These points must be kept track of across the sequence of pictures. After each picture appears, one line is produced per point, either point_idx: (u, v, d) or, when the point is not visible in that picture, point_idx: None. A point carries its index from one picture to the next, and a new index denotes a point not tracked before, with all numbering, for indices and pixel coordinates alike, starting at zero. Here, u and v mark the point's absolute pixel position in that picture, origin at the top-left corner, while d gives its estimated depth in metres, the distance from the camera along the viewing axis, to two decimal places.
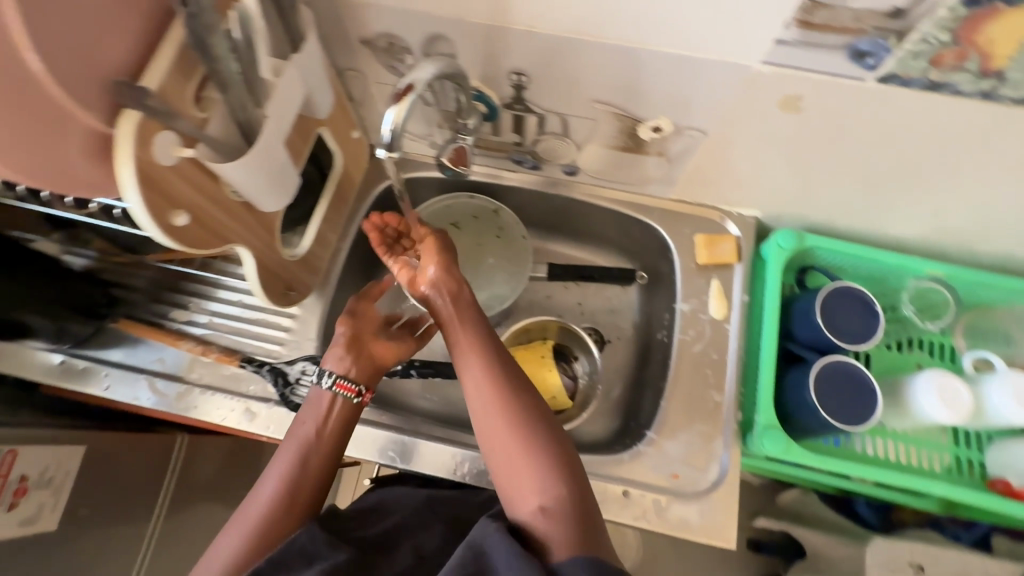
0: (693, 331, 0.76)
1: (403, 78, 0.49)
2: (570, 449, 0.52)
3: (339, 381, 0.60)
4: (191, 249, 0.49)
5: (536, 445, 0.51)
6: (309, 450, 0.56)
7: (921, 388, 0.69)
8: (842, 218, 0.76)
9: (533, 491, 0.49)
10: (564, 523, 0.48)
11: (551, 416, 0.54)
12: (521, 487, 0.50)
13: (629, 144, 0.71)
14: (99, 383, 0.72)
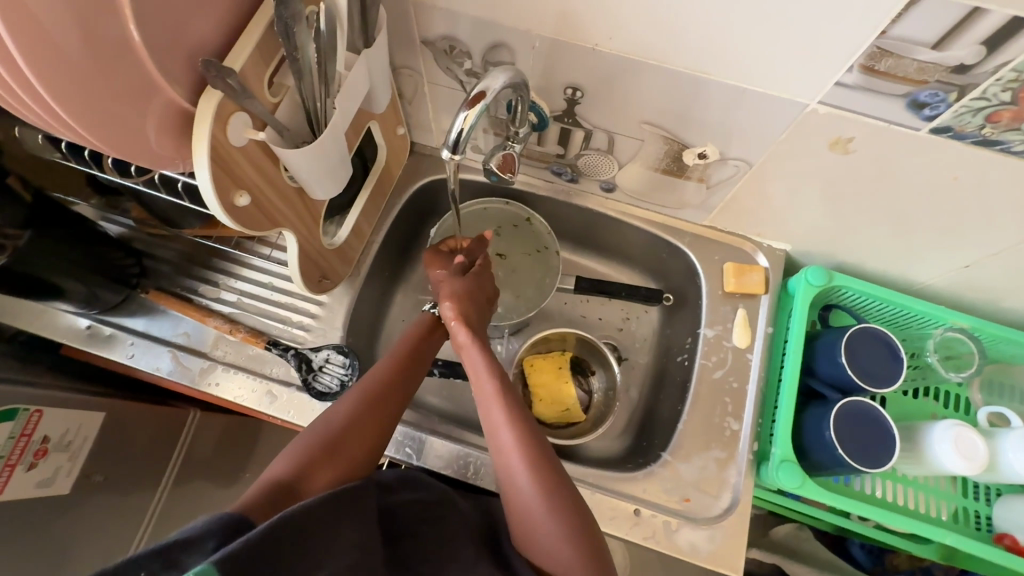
0: (715, 357, 0.77)
1: (476, 84, 0.50)
2: (594, 528, 0.54)
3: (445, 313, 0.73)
4: (246, 229, 0.50)
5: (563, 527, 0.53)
6: (379, 392, 0.61)
7: (937, 437, 0.70)
8: (871, 261, 0.77)
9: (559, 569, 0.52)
10: None
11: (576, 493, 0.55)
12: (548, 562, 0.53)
13: (672, 168, 0.72)
14: (124, 351, 0.73)
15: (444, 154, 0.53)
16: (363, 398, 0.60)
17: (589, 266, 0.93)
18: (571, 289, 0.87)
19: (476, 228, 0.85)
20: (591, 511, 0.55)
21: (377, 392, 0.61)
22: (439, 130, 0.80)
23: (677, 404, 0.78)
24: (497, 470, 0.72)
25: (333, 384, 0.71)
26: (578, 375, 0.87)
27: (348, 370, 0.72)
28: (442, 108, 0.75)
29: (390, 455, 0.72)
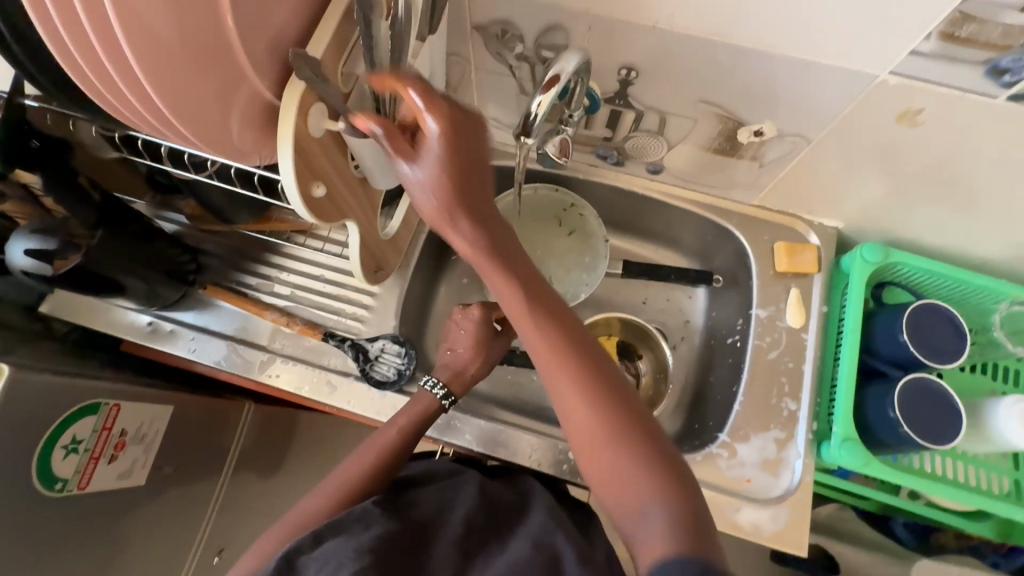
0: (769, 338, 0.76)
1: (551, 65, 0.52)
2: (675, 459, 0.44)
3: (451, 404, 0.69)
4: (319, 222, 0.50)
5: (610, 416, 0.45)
6: (375, 456, 0.62)
7: (1002, 413, 0.69)
8: (929, 236, 0.75)
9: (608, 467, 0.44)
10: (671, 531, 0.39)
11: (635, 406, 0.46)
12: (595, 465, 0.45)
13: (724, 146, 0.70)
14: (186, 346, 0.74)
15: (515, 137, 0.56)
16: (357, 465, 0.61)
17: (632, 251, 0.93)
18: (618, 273, 0.86)
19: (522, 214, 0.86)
20: (688, 477, 0.43)
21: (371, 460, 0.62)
22: (483, 118, 0.79)
23: (730, 386, 0.78)
24: (550, 454, 0.72)
25: (390, 373, 0.72)
26: (625, 360, 0.87)
27: (404, 360, 0.73)
28: (487, 95, 0.74)
29: (442, 439, 0.73)
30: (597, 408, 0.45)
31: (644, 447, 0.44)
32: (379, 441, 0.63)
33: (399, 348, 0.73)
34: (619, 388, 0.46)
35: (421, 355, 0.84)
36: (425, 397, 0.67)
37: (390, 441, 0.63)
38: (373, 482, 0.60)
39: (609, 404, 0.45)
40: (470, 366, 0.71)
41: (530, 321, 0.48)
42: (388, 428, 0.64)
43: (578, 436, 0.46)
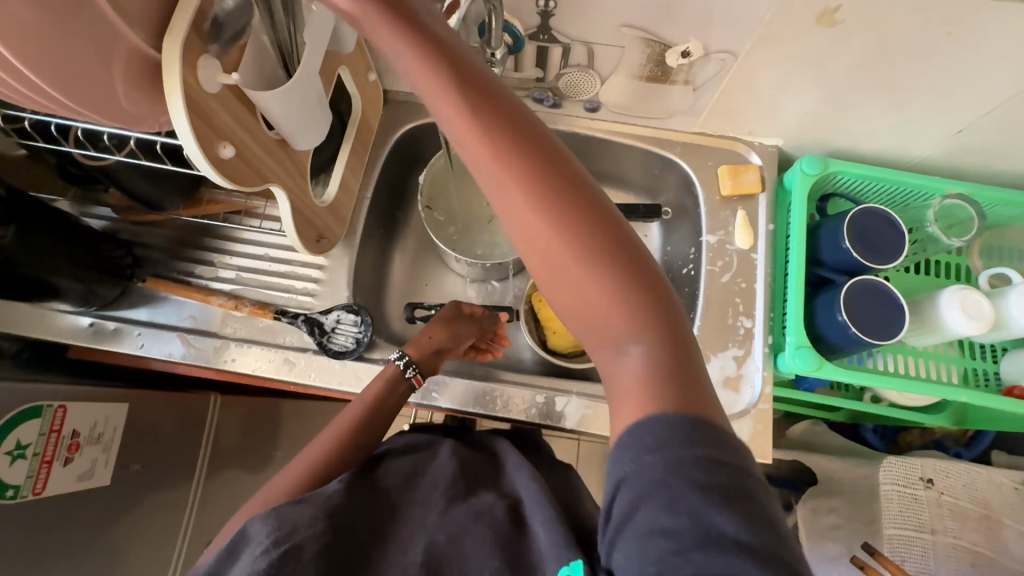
0: (721, 262, 0.77)
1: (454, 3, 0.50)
2: (649, 276, 0.37)
3: (416, 375, 0.67)
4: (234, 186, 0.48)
5: (574, 229, 0.36)
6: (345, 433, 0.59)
7: (944, 302, 0.72)
8: (865, 143, 0.76)
9: (579, 288, 0.37)
10: (659, 372, 0.36)
11: (606, 212, 0.38)
12: (562, 288, 0.38)
13: (656, 73, 0.69)
14: (133, 343, 0.72)
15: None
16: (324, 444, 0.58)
17: None
18: None
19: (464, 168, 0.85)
20: (664, 302, 0.37)
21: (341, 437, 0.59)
22: None
23: (689, 314, 0.80)
24: (516, 400, 0.73)
25: (349, 343, 0.72)
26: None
27: (361, 329, 0.72)
28: None
29: (418, 402, 0.73)
30: (594, 287, 0.37)
31: (609, 260, 0.36)
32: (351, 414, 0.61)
33: (355, 317, 0.72)
34: (639, 276, 0.37)
35: (383, 324, 0.83)
36: (388, 368, 0.66)
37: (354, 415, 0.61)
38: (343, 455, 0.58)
39: (604, 264, 0.36)
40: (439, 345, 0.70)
41: (480, 138, 0.37)
42: (376, 381, 0.64)
43: (572, 313, 0.38)
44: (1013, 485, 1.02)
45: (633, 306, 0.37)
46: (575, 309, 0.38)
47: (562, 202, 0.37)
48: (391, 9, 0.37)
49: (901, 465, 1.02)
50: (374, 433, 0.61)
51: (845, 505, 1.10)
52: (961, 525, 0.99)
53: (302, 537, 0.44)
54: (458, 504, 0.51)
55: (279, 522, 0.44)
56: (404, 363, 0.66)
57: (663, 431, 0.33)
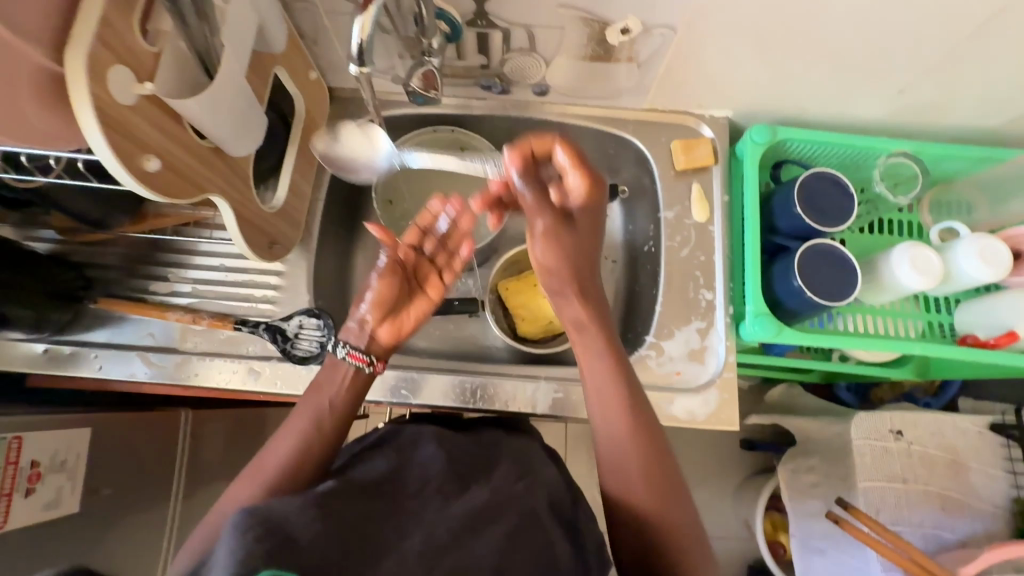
0: (679, 237, 0.78)
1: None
2: (668, 472, 0.55)
3: (350, 352, 0.62)
4: (168, 198, 0.47)
5: (643, 452, 0.55)
6: (322, 427, 0.58)
7: (895, 259, 0.73)
8: (810, 108, 0.77)
9: (632, 479, 0.54)
10: (656, 504, 0.54)
11: (658, 439, 0.56)
12: (626, 478, 0.55)
13: (600, 52, 0.69)
14: (91, 365, 0.70)
15: (353, 69, 0.51)
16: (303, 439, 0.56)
17: None
18: None
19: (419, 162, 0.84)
20: (676, 481, 0.56)
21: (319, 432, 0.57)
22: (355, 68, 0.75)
23: (652, 291, 0.80)
24: (486, 391, 0.73)
25: (313, 348, 0.71)
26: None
27: (324, 331, 0.72)
28: (350, 41, 0.70)
29: (391, 401, 0.73)
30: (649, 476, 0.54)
31: (647, 448, 0.55)
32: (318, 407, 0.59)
33: (317, 320, 0.71)
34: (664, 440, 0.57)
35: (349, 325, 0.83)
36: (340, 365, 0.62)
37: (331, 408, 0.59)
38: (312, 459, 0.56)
39: (645, 453, 0.55)
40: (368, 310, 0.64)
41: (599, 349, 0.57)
42: (338, 372, 0.62)
43: (630, 464, 0.55)
44: (977, 430, 1.06)
45: (666, 503, 0.54)
46: (625, 484, 0.55)
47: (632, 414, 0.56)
48: (556, 225, 0.55)
49: (871, 420, 1.03)
50: (342, 424, 0.59)
51: (821, 462, 1.13)
52: (930, 472, 1.02)
53: (291, 530, 0.41)
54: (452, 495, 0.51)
55: (263, 516, 0.41)
56: (342, 351, 0.62)
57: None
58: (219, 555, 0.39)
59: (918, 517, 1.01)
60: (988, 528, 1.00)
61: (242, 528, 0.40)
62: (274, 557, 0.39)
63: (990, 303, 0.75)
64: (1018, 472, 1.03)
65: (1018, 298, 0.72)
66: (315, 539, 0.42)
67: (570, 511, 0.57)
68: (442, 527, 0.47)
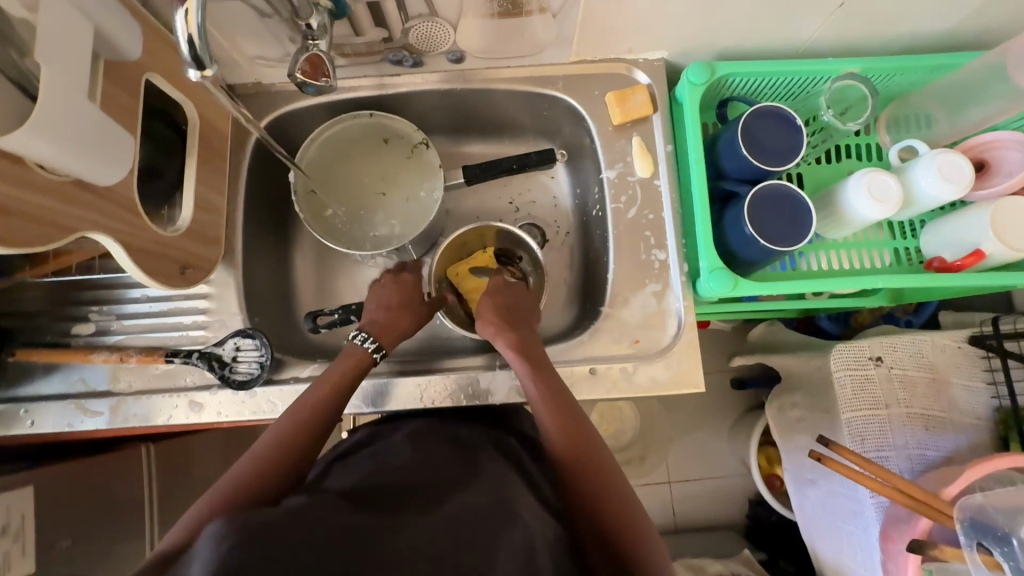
0: (625, 197, 0.73)
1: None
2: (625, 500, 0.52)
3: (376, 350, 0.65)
4: (17, 247, 0.42)
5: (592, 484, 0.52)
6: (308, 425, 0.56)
7: (852, 189, 0.69)
8: (750, 37, 0.71)
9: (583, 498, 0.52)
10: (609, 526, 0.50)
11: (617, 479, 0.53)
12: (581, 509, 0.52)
13: (507, 7, 0.62)
14: (23, 422, 0.66)
15: (191, 76, 0.42)
16: (290, 434, 0.54)
17: (481, 152, 0.87)
18: (462, 181, 0.80)
19: (343, 153, 0.78)
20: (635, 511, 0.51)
21: (307, 432, 0.55)
22: (246, 60, 0.68)
23: (605, 257, 0.76)
24: (441, 387, 0.70)
25: (253, 370, 0.67)
26: (507, 266, 0.82)
27: (262, 351, 0.67)
28: (230, 31, 0.63)
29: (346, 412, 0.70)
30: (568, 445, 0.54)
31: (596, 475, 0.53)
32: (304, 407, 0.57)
33: (253, 341, 0.67)
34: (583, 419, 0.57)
35: (296, 337, 0.79)
36: (355, 351, 0.63)
37: (319, 409, 0.57)
38: (291, 458, 0.53)
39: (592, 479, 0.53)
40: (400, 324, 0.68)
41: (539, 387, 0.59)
42: (334, 371, 0.62)
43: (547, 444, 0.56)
44: (956, 345, 1.04)
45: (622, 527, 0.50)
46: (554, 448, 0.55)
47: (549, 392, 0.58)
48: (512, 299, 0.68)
49: (849, 352, 1.00)
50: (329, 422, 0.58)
51: (803, 398, 1.12)
52: (912, 394, 1.01)
53: (271, 531, 0.38)
54: (434, 495, 0.48)
55: (245, 522, 0.38)
56: (371, 347, 0.64)
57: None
58: (193, 569, 0.36)
59: (903, 439, 1.00)
60: (971, 440, 1.00)
61: (219, 536, 0.37)
62: (260, 565, 0.36)
63: (955, 222, 0.72)
64: (999, 382, 1.02)
65: (983, 213, 0.68)
66: (302, 538, 0.39)
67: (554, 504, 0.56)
68: (430, 528, 0.43)
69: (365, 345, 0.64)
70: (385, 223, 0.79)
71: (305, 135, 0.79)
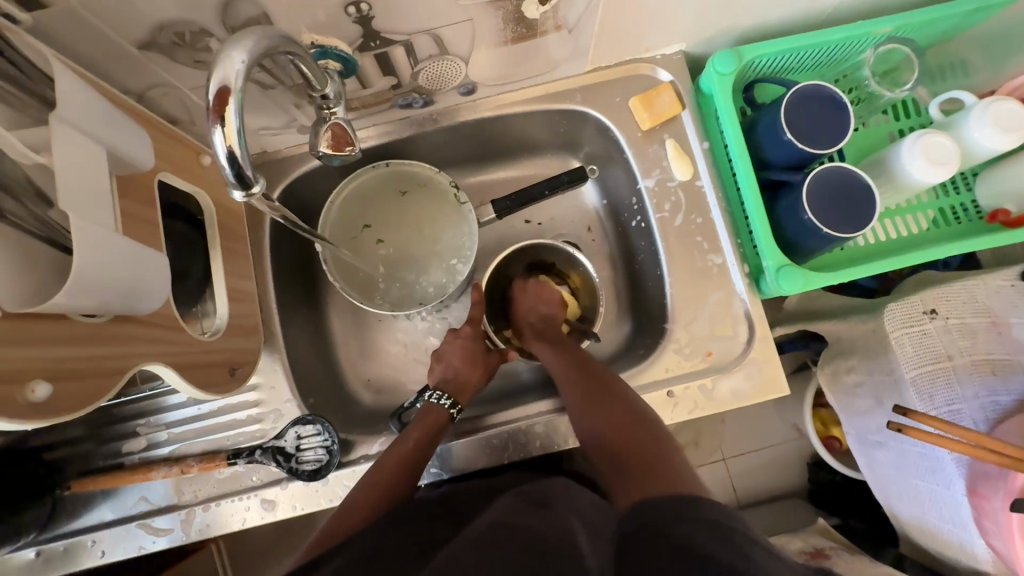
0: (669, 204, 0.70)
1: (210, 77, 0.36)
2: (635, 421, 0.54)
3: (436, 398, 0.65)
4: (75, 410, 0.40)
5: (607, 399, 0.58)
6: (387, 477, 0.57)
7: (906, 155, 0.65)
8: (776, 14, 0.66)
9: (587, 419, 0.57)
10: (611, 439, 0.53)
11: (634, 410, 0.56)
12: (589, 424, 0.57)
13: (521, 32, 0.57)
14: (93, 552, 0.64)
15: (237, 195, 0.41)
16: (373, 489, 0.56)
17: (501, 178, 0.82)
18: (494, 217, 0.76)
19: (367, 210, 0.74)
20: (645, 432, 0.53)
21: (389, 477, 0.57)
22: (249, 133, 0.63)
23: (655, 269, 0.72)
24: (516, 439, 0.67)
25: (321, 456, 0.64)
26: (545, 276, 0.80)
27: (326, 435, 0.64)
28: None
29: (426, 482, 0.67)
30: (592, 403, 0.58)
31: (608, 394, 0.59)
32: (383, 474, 0.57)
33: (315, 428, 0.64)
34: (613, 382, 0.60)
35: (348, 408, 0.74)
36: (434, 408, 0.64)
37: (395, 465, 0.58)
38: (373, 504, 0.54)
39: (602, 398, 0.58)
40: (465, 374, 0.69)
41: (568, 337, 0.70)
42: (406, 439, 0.61)
43: (573, 411, 0.60)
44: (1008, 284, 0.95)
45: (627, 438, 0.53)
46: (580, 416, 0.59)
47: (576, 355, 0.66)
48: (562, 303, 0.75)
49: (901, 308, 0.94)
50: (409, 479, 0.58)
51: (861, 361, 1.02)
52: (973, 341, 0.92)
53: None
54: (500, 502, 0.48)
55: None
56: (448, 404, 0.65)
57: (645, 519, 0.41)
58: None
59: (970, 389, 0.90)
60: None
61: None
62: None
63: (1014, 170, 0.68)
64: None
65: None
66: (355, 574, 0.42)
67: (587, 431, 0.57)
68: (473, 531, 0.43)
69: (441, 403, 0.65)
70: (423, 272, 0.76)
71: (317, 196, 0.75)
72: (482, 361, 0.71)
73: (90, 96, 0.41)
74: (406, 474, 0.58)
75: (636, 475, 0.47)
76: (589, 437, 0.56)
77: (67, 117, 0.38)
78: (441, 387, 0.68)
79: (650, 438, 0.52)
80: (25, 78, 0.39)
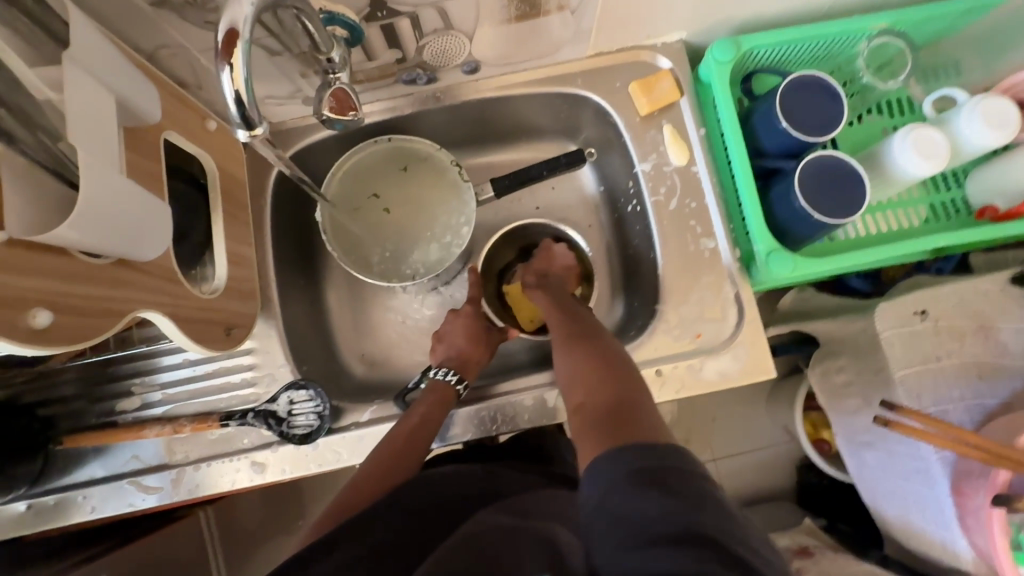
0: (664, 188, 0.71)
1: (220, 19, 0.38)
2: (618, 368, 0.53)
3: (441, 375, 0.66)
4: (72, 345, 0.41)
5: (592, 348, 0.57)
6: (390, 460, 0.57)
7: (898, 150, 0.66)
8: (774, 5, 0.67)
9: (570, 367, 0.56)
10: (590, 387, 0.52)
11: (618, 360, 0.54)
12: (572, 373, 0.56)
13: (524, 10, 0.58)
14: (82, 508, 0.64)
15: (241, 135, 0.42)
16: (373, 469, 0.57)
17: (501, 161, 0.84)
18: (492, 196, 0.77)
19: (367, 183, 0.75)
20: (627, 379, 0.51)
21: (391, 458, 0.57)
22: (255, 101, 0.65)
23: (649, 253, 0.73)
24: (506, 412, 0.68)
25: (312, 421, 0.65)
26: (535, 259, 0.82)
27: (318, 401, 0.65)
28: None
29: None
30: (576, 353, 0.57)
31: (592, 344, 0.57)
32: (381, 457, 0.57)
33: (308, 393, 0.65)
34: (603, 335, 0.59)
35: (340, 379, 0.75)
36: (439, 386, 0.65)
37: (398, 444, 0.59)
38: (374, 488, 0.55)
39: (586, 348, 0.57)
40: (460, 348, 0.71)
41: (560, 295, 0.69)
42: (411, 415, 0.62)
43: (557, 360, 0.59)
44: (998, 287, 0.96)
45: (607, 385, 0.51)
46: (564, 364, 0.58)
47: (566, 312, 0.65)
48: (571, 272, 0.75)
49: (892, 306, 0.94)
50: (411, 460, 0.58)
51: (851, 361, 1.03)
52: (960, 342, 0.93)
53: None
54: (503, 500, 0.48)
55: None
56: (455, 381, 0.66)
57: (612, 467, 0.39)
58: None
59: (957, 391, 0.91)
60: None
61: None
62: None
63: (1003, 166, 0.69)
64: None
65: None
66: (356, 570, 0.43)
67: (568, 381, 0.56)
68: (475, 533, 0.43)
69: (447, 379, 0.66)
70: (419, 247, 0.77)
71: (318, 168, 0.76)
72: (484, 340, 0.72)
73: (102, 45, 0.43)
74: (411, 453, 0.59)
75: (608, 420, 0.46)
76: (568, 382, 0.55)
77: (78, 61, 0.39)
78: (445, 364, 0.69)
79: (631, 385, 0.50)
80: (39, 23, 0.41)
